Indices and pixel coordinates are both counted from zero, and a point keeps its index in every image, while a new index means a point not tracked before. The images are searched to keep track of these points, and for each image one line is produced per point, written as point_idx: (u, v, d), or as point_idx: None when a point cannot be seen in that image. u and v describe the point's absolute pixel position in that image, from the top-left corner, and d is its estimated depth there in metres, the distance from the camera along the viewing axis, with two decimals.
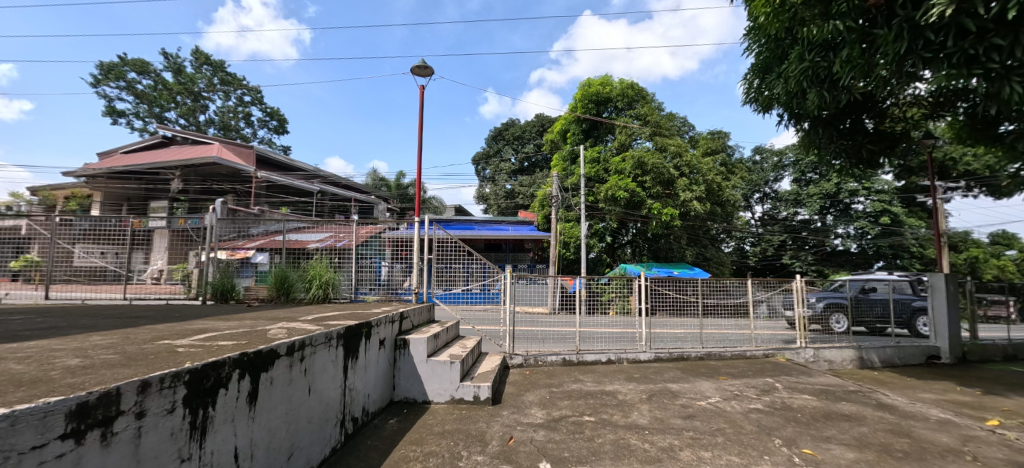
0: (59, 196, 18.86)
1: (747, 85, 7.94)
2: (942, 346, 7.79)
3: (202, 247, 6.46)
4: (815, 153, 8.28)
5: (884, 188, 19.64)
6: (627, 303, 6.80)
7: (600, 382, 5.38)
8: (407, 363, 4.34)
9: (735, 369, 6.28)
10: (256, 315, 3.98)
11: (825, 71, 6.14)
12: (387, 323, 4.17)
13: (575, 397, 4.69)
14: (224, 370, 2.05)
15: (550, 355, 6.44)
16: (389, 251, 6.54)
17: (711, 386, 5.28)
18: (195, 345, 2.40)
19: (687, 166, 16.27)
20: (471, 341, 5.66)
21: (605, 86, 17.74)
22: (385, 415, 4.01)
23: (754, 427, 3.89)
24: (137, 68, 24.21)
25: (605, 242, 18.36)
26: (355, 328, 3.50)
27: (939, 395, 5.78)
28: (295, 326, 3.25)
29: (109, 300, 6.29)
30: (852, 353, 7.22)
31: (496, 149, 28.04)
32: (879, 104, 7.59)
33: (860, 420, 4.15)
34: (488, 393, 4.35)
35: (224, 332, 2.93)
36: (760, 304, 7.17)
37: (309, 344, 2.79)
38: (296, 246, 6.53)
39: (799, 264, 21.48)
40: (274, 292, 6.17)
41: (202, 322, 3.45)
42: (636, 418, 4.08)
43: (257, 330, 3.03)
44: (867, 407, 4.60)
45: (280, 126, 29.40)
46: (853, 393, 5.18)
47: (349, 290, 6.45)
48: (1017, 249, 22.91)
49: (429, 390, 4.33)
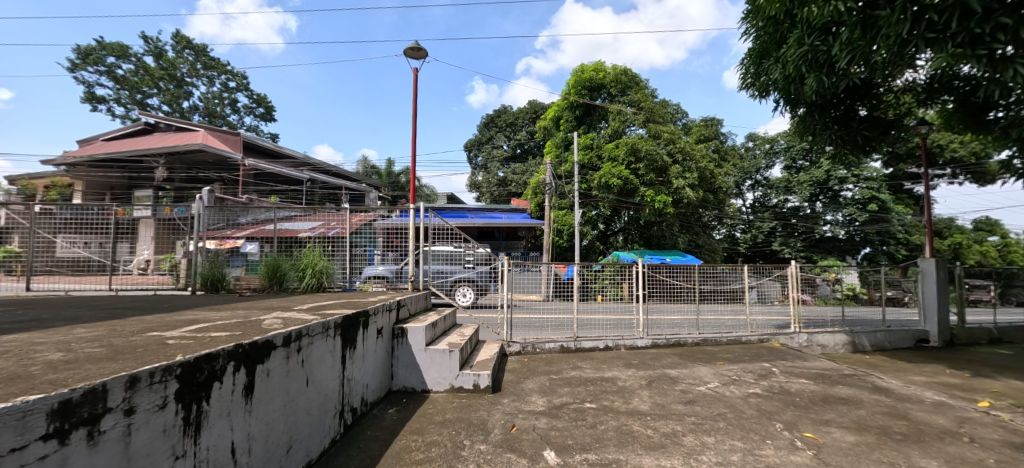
0: (39, 186, 18.46)
1: (746, 69, 8.19)
2: (931, 330, 8.00)
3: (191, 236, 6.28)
4: (809, 139, 8.49)
5: (873, 175, 20.04)
6: (621, 290, 6.82)
7: (599, 368, 5.36)
8: (406, 353, 4.27)
9: (732, 354, 6.29)
10: (249, 304, 3.85)
11: (824, 56, 6.36)
12: (384, 311, 4.10)
13: (575, 384, 4.66)
14: (219, 362, 1.97)
15: (548, 342, 6.40)
16: (381, 239, 6.40)
17: (709, 371, 5.28)
18: (186, 337, 2.26)
19: (681, 153, 16.25)
20: (469, 329, 5.60)
21: (600, 72, 17.59)
22: (385, 404, 3.94)
23: (755, 412, 3.89)
24: (116, 52, 23.52)
25: (598, 230, 18.38)
26: (353, 317, 3.41)
27: (930, 378, 5.89)
28: (290, 315, 3.11)
29: (96, 291, 6.15)
30: (845, 338, 7.38)
31: (488, 136, 27.78)
32: (876, 90, 7.63)
33: (857, 404, 4.16)
34: (488, 381, 4.31)
35: (216, 323, 2.76)
36: (753, 290, 7.24)
37: (305, 334, 2.69)
38: (288, 235, 6.37)
39: (788, 250, 21.65)
40: (266, 281, 6.02)
41: (193, 312, 3.30)
42: (637, 404, 4.06)
43: (251, 320, 2.86)
44: (863, 390, 4.61)
45: (265, 113, 28.89)
46: (849, 376, 5.21)
47: (347, 278, 6.37)
48: (1000, 235, 23.41)
49: (428, 379, 4.28)
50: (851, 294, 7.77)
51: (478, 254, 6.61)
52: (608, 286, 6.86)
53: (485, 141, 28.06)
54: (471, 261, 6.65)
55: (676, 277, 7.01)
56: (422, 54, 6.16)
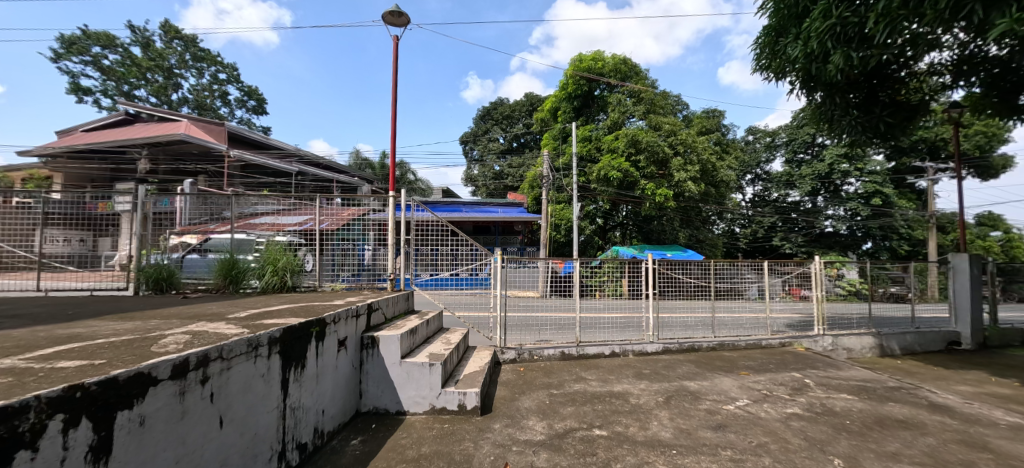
0: (17, 178, 17.62)
1: (761, 50, 7.50)
2: (963, 331, 7.35)
3: (171, 230, 5.51)
4: (827, 128, 7.82)
5: (877, 169, 19.32)
6: (620, 286, 6.14)
7: (606, 381, 4.63)
8: (376, 367, 3.52)
9: (755, 361, 5.57)
10: (176, 311, 3.07)
11: (855, 30, 5.65)
12: (349, 317, 3.34)
13: (580, 402, 3.93)
14: (28, 420, 1.31)
15: (547, 348, 5.67)
16: (374, 236, 5.69)
17: (733, 384, 4.55)
18: (7, 372, 1.51)
19: (682, 145, 15.48)
20: (456, 334, 4.86)
21: (598, 61, 16.82)
22: (349, 432, 3.20)
23: (803, 442, 3.19)
24: (101, 41, 22.48)
25: (597, 224, 17.85)
26: (302, 328, 2.65)
27: (978, 388, 5.21)
28: (211, 328, 2.35)
29: (21, 291, 5.18)
30: (872, 341, 6.72)
31: (484, 129, 26.99)
32: (897, 73, 6.92)
33: (922, 429, 3.47)
34: (476, 401, 3.58)
35: (96, 343, 1.99)
36: (749, 287, 6.50)
37: (217, 358, 1.94)
38: (272, 228, 5.53)
39: (789, 245, 20.92)
40: (221, 280, 5.21)
41: (89, 324, 2.52)
42: (657, 431, 3.34)
43: (147, 338, 2.10)
44: (920, 409, 3.91)
45: (257, 106, 28.01)
46: (896, 390, 4.51)
47: (315, 279, 5.53)
48: (1003, 230, 22.79)
49: (404, 397, 3.54)
50: (851, 290, 7.00)
51: (444, 250, 5.85)
52: (608, 281, 6.10)
53: (481, 134, 27.28)
54: (437, 258, 5.86)
55: (690, 275, 6.28)
56: (403, 20, 5.39)
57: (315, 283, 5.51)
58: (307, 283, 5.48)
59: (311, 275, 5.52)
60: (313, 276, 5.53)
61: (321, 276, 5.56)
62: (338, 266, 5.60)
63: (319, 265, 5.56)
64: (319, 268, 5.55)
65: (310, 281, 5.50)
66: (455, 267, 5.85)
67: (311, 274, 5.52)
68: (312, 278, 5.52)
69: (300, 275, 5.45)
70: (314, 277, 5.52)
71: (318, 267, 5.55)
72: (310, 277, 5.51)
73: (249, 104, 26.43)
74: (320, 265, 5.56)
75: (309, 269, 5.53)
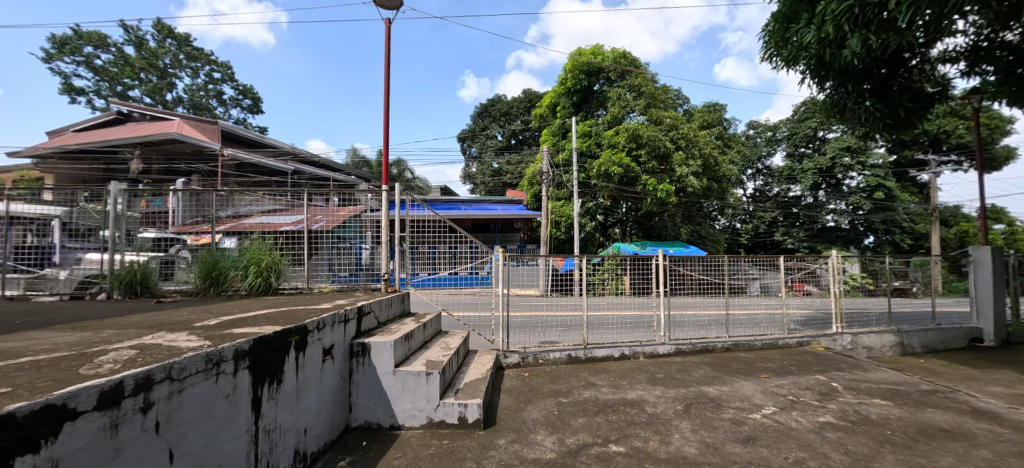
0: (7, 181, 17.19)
1: (770, 38, 7.10)
2: (985, 328, 7.02)
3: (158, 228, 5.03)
4: (839, 119, 7.45)
5: (878, 163, 18.90)
6: (622, 284, 5.55)
7: (618, 387, 4.28)
8: (368, 377, 3.18)
9: (774, 362, 5.24)
10: (140, 319, 2.72)
11: (875, 12, 5.26)
12: (335, 323, 2.99)
13: (592, 413, 3.58)
14: None
15: (553, 352, 5.32)
16: (370, 234, 5.35)
17: (756, 389, 4.22)
18: None
19: (684, 139, 15.11)
20: (455, 337, 4.52)
21: (597, 55, 16.38)
22: (338, 452, 2.86)
23: (844, 457, 2.85)
24: (93, 41, 22.04)
25: (597, 221, 17.33)
26: (279, 337, 2.30)
27: (1011, 389, 4.89)
28: (167, 341, 2.01)
29: None
30: (892, 339, 6.39)
31: (482, 126, 26.62)
32: (909, 60, 6.54)
33: (972, 439, 3.13)
34: (478, 413, 3.23)
35: (21, 363, 1.65)
36: (753, 281, 6.15)
37: (165, 379, 1.62)
38: (268, 228, 5.13)
39: (791, 240, 20.60)
40: (201, 282, 4.82)
41: (33, 337, 2.17)
42: (679, 445, 3.00)
43: (88, 354, 1.77)
44: (964, 416, 3.57)
45: (252, 105, 27.58)
46: (931, 393, 4.17)
47: (303, 280, 5.19)
48: (1006, 223, 22.43)
49: (399, 410, 3.20)
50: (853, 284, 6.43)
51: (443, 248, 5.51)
52: (608, 279, 5.59)
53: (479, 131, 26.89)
54: (436, 257, 5.51)
55: (702, 271, 5.96)
56: (395, 3, 5.04)
57: (303, 284, 5.17)
58: (296, 285, 5.14)
59: (298, 277, 5.17)
60: (302, 278, 5.18)
61: (309, 277, 5.21)
62: (329, 268, 5.26)
63: (308, 266, 5.21)
64: (308, 270, 5.21)
65: (298, 283, 5.16)
66: (455, 266, 5.51)
67: (300, 277, 5.18)
68: (302, 281, 5.18)
69: (289, 277, 5.13)
70: (302, 278, 5.18)
71: (307, 269, 5.20)
72: (300, 279, 5.17)
73: (244, 103, 26.03)
74: (309, 266, 5.22)
75: (298, 271, 5.18)
